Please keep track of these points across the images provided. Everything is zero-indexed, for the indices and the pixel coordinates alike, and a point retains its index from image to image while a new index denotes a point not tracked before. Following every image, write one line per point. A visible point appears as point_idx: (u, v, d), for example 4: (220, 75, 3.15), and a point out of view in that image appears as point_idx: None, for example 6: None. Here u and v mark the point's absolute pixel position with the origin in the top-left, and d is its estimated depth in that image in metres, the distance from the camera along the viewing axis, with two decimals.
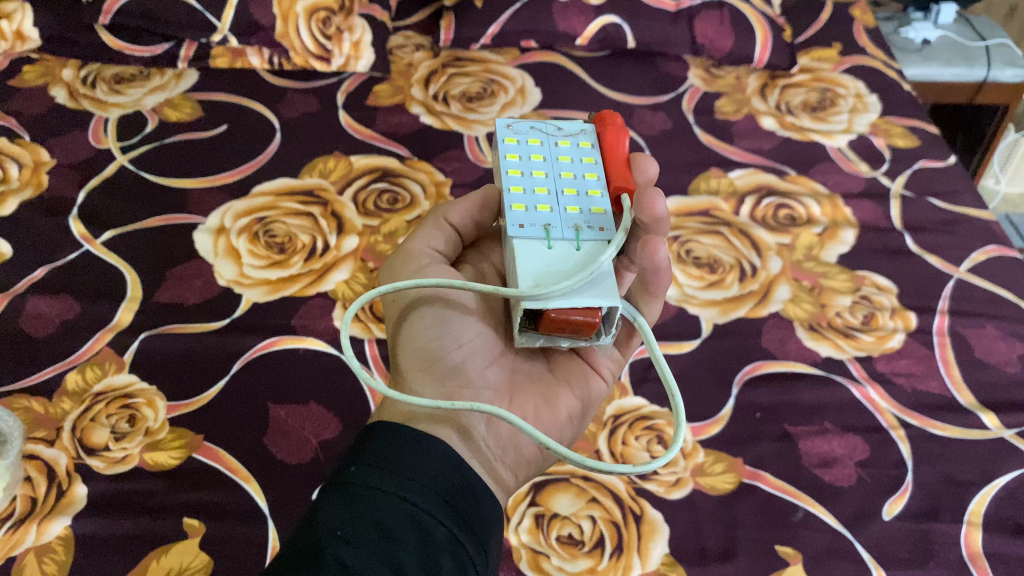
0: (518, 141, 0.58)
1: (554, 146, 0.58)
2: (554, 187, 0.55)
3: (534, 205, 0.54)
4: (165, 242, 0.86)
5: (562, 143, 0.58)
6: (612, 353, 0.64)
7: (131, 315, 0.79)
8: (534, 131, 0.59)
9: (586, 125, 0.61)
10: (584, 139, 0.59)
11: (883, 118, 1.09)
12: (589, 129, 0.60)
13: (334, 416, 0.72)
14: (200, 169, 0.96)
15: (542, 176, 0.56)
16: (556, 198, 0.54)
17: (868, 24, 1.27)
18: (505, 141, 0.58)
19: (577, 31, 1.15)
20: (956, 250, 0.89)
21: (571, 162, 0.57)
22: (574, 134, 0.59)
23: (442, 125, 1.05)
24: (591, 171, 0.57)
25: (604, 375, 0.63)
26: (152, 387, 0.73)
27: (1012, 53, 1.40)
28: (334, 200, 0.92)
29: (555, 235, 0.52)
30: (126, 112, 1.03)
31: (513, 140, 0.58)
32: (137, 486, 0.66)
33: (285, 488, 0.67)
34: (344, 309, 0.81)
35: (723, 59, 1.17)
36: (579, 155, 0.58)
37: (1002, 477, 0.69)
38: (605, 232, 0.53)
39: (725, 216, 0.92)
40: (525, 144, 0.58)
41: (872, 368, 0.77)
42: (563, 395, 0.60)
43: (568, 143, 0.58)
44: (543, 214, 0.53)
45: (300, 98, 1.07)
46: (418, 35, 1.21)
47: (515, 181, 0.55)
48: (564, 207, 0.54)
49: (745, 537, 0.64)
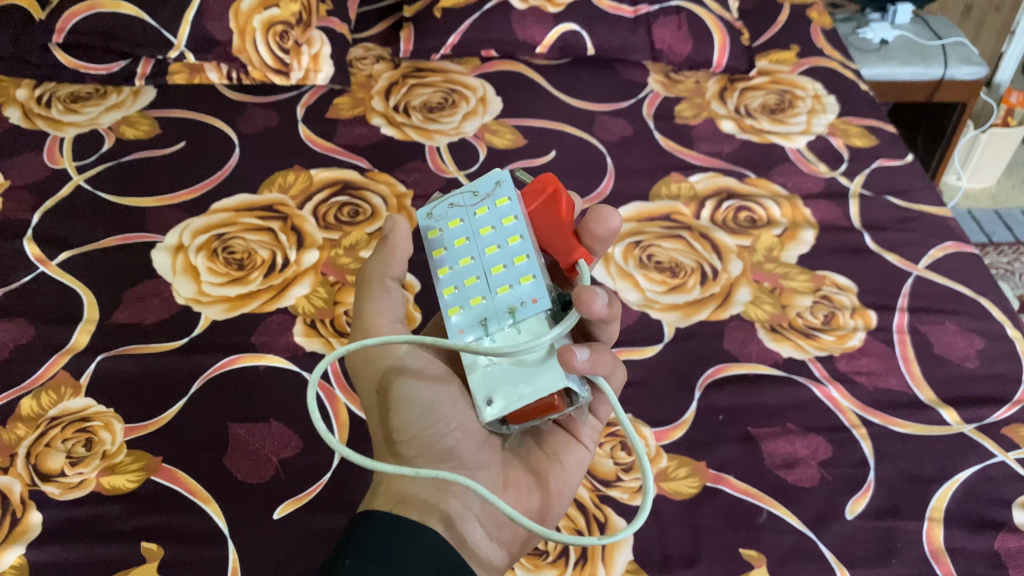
0: (441, 232, 0.54)
1: (473, 220, 0.54)
2: (486, 284, 0.52)
3: (467, 300, 0.52)
4: (123, 262, 0.85)
5: (480, 213, 0.54)
6: (594, 422, 0.63)
7: (88, 338, 0.78)
8: (454, 210, 0.55)
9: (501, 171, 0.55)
10: (502, 196, 0.53)
11: (841, 119, 1.10)
12: (503, 178, 0.54)
13: (295, 434, 0.71)
14: (159, 186, 0.95)
15: (470, 263, 0.52)
16: (486, 283, 0.52)
17: (825, 25, 1.29)
18: (427, 237, 0.55)
19: (537, 39, 1.16)
20: (914, 248, 0.90)
21: (492, 234, 0.53)
22: (490, 195, 0.54)
23: (403, 136, 1.04)
24: (514, 234, 0.52)
25: (587, 443, 0.62)
26: (109, 409, 0.72)
27: (967, 51, 1.41)
28: (293, 214, 0.91)
29: (492, 328, 0.51)
30: (82, 131, 1.02)
31: (435, 232, 0.54)
32: (95, 511, 0.65)
33: (244, 509, 0.66)
34: (305, 325, 0.80)
35: (682, 64, 1.18)
36: (502, 234, 0.52)
37: (964, 471, 0.69)
38: (540, 301, 0.50)
39: (686, 219, 0.93)
40: (453, 225, 0.54)
41: (833, 368, 0.77)
42: (555, 473, 0.59)
43: (486, 209, 0.54)
44: (480, 308, 0.51)
45: (260, 113, 1.06)
46: (378, 46, 1.21)
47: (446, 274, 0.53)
48: (496, 293, 0.51)
49: (710, 541, 0.64)
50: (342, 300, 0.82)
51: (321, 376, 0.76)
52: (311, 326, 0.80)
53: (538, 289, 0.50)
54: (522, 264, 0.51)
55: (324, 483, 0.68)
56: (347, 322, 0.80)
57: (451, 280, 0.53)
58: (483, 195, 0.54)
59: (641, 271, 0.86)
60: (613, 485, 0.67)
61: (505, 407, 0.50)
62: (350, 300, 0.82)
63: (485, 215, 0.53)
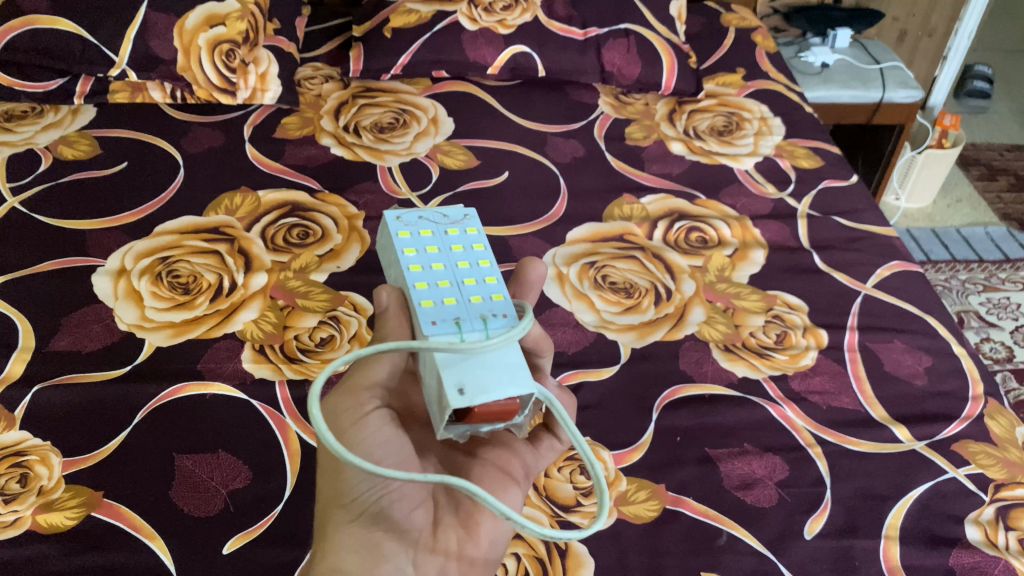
0: (413, 234, 0.57)
1: (444, 235, 0.58)
2: (458, 288, 0.54)
3: (441, 298, 0.53)
4: (61, 287, 0.82)
5: (450, 231, 0.58)
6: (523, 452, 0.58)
7: (22, 366, 0.74)
8: (423, 221, 0.59)
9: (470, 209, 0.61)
10: (469, 226, 0.59)
11: (787, 141, 1.12)
12: (472, 213, 0.60)
13: (244, 465, 0.69)
14: (100, 208, 0.92)
15: (447, 286, 0.54)
16: (459, 289, 0.53)
17: (769, 49, 1.31)
18: (400, 235, 0.57)
19: (488, 60, 1.16)
20: (862, 267, 0.92)
21: (470, 267, 0.55)
22: (460, 221, 0.59)
23: (353, 156, 1.03)
24: (496, 292, 0.53)
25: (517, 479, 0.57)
26: (46, 442, 0.69)
27: (903, 74, 1.46)
28: (241, 236, 0.89)
29: (466, 329, 0.51)
30: (16, 150, 0.98)
31: (407, 232, 0.57)
32: (30, 550, 0.62)
33: (192, 545, 0.63)
34: (254, 350, 0.78)
35: (631, 87, 1.19)
36: (474, 257, 0.56)
37: (916, 488, 0.70)
38: (510, 317, 0.51)
39: (639, 240, 0.93)
40: (419, 236, 0.57)
41: (787, 387, 0.78)
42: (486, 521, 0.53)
43: (456, 230, 0.58)
44: (452, 307, 0.52)
45: (205, 133, 1.04)
46: (327, 66, 1.20)
47: (416, 279, 0.54)
48: (468, 300, 0.53)
49: (670, 565, 0.63)
50: (292, 324, 0.80)
51: (271, 405, 0.73)
52: (260, 352, 0.78)
53: (508, 306, 0.52)
54: (498, 305, 0.52)
55: (276, 515, 0.65)
56: (297, 347, 0.78)
57: (424, 278, 0.54)
58: (452, 220, 0.59)
59: (597, 292, 0.85)
60: (573, 511, 0.66)
61: (479, 400, 0.46)
62: (300, 324, 0.80)
63: (455, 235, 0.58)
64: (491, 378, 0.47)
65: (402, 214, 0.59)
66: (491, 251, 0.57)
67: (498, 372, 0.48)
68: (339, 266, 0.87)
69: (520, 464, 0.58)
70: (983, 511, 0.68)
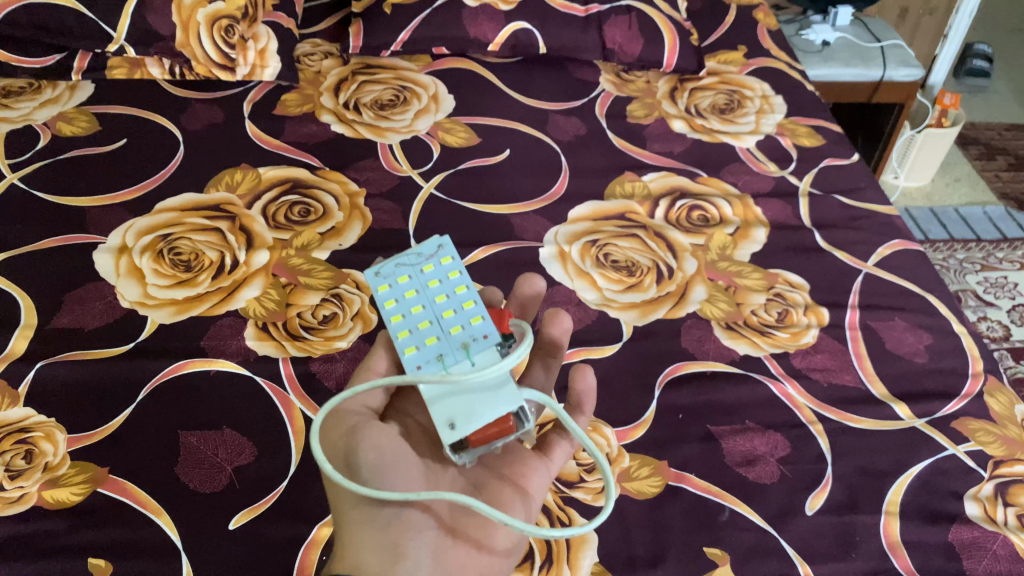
0: (391, 285, 0.57)
1: (421, 274, 0.58)
2: (440, 327, 0.55)
3: (423, 341, 0.55)
4: (62, 264, 0.82)
5: (426, 268, 0.58)
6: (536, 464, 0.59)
7: (26, 343, 0.75)
8: (401, 267, 0.58)
9: (444, 236, 0.60)
10: (445, 255, 0.58)
11: (788, 119, 1.12)
12: (446, 241, 0.59)
13: (248, 441, 0.69)
14: (100, 185, 0.91)
15: (428, 326, 0.55)
16: (441, 327, 0.55)
17: (771, 26, 1.31)
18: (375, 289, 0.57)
19: (489, 37, 1.15)
20: (863, 246, 0.92)
21: (449, 299, 0.56)
22: (433, 254, 0.59)
23: (353, 134, 1.02)
24: (476, 314, 0.55)
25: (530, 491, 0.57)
26: (51, 419, 0.69)
27: (904, 53, 1.45)
28: (242, 213, 0.89)
29: (449, 363, 0.53)
30: (14, 127, 0.98)
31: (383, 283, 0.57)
32: (38, 526, 0.62)
33: (198, 521, 0.63)
34: (257, 328, 0.78)
35: (632, 64, 1.19)
36: (451, 287, 0.57)
37: (917, 465, 0.70)
38: (490, 338, 0.54)
39: (640, 218, 0.93)
40: (397, 283, 0.57)
41: (788, 365, 0.78)
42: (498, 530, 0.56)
43: (432, 266, 0.58)
44: (435, 346, 0.54)
45: (205, 109, 1.03)
46: (326, 42, 1.19)
47: (399, 330, 0.55)
48: (450, 334, 0.55)
49: (673, 541, 0.64)
50: (295, 302, 0.80)
51: (274, 381, 0.73)
52: (263, 329, 0.78)
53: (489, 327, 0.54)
54: (481, 327, 0.55)
55: (281, 491, 0.66)
56: (301, 325, 0.78)
57: (405, 325, 0.55)
58: (428, 255, 0.59)
59: (599, 270, 0.86)
60: (576, 487, 0.67)
61: (468, 430, 0.51)
62: (304, 301, 0.80)
63: (433, 270, 0.58)
64: (473, 408, 0.52)
65: (381, 268, 0.58)
66: (468, 276, 0.57)
67: (481, 399, 0.52)
68: (341, 243, 0.87)
69: (537, 475, 0.58)
70: (982, 487, 0.69)
